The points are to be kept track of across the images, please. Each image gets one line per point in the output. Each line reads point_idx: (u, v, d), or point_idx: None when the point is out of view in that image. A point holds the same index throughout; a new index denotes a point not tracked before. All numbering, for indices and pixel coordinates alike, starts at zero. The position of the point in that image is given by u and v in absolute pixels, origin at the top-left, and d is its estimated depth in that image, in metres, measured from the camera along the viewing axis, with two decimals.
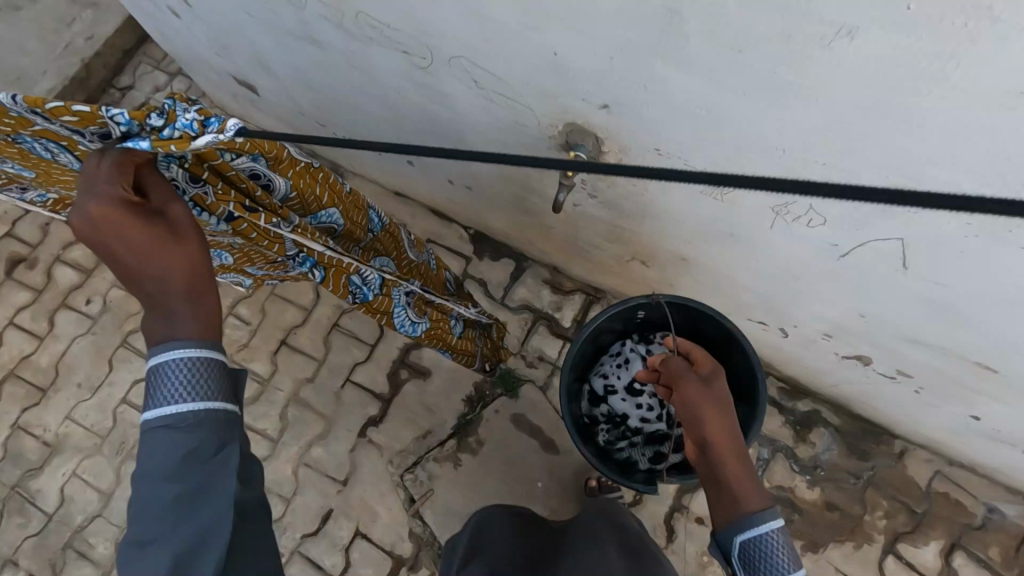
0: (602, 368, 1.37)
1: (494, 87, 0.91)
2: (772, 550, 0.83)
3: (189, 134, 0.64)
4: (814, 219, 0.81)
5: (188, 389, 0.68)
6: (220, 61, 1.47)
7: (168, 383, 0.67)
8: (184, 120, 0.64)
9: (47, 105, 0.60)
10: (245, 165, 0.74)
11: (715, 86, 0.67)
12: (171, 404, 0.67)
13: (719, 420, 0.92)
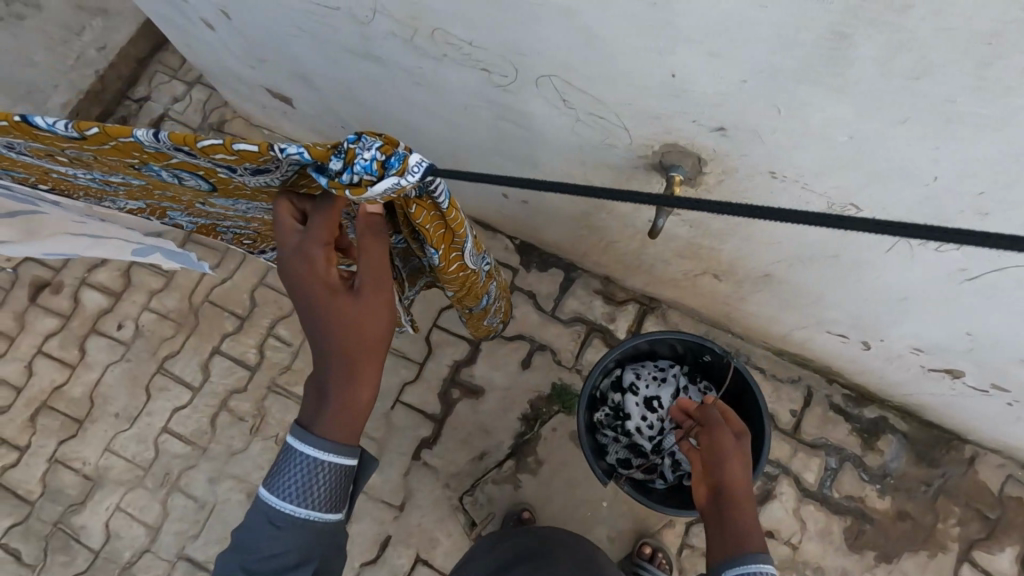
0: (639, 367, 1.31)
1: (587, 107, 0.85)
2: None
3: (368, 176, 0.64)
4: (947, 243, 0.76)
5: (303, 487, 0.73)
6: (256, 74, 1.39)
7: (290, 479, 0.73)
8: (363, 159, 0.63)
9: (200, 143, 0.62)
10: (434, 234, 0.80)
11: (871, 113, 0.62)
12: (283, 500, 0.73)
13: (743, 471, 0.92)
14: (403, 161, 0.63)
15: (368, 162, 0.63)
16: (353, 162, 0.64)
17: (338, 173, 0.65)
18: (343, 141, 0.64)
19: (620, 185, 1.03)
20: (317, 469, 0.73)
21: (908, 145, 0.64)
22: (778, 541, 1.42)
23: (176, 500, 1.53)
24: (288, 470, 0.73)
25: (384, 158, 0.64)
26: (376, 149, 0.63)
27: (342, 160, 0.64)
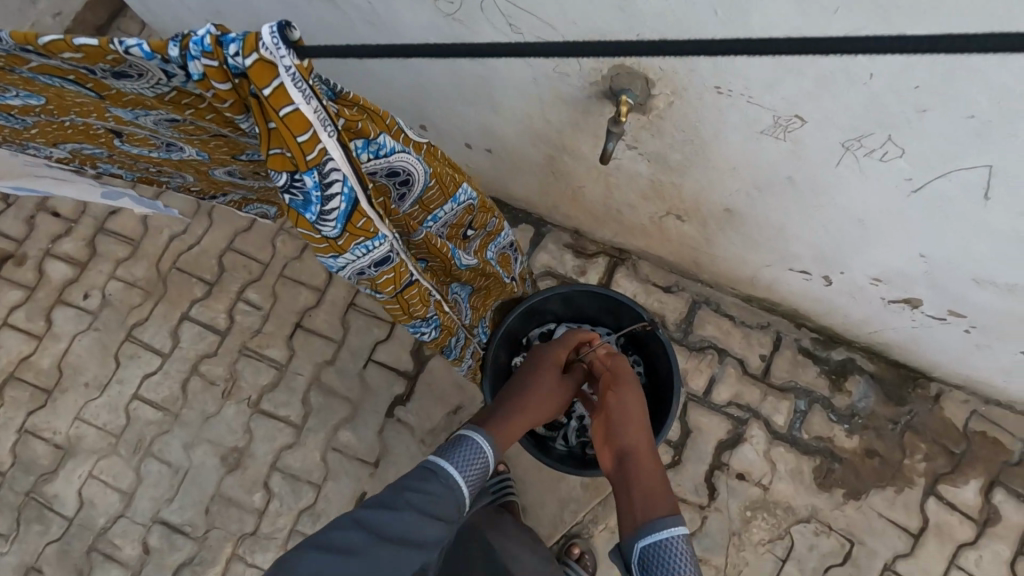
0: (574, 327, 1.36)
1: (534, 32, 0.85)
2: (672, 556, 0.88)
3: (211, 58, 0.57)
4: (890, 151, 0.76)
5: (468, 468, 0.94)
6: (212, 30, 1.38)
7: (467, 455, 0.95)
8: (195, 35, 0.56)
9: (43, 39, 0.57)
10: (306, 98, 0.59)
11: (806, 4, 0.62)
12: (457, 471, 0.93)
13: (641, 433, 1.04)
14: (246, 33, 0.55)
15: (198, 36, 0.56)
16: (186, 40, 0.56)
17: (185, 64, 0.58)
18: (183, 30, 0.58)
19: (579, 119, 1.03)
20: (480, 466, 0.96)
21: (847, 37, 0.64)
22: (750, 482, 1.44)
23: (150, 465, 1.52)
24: (462, 449, 0.95)
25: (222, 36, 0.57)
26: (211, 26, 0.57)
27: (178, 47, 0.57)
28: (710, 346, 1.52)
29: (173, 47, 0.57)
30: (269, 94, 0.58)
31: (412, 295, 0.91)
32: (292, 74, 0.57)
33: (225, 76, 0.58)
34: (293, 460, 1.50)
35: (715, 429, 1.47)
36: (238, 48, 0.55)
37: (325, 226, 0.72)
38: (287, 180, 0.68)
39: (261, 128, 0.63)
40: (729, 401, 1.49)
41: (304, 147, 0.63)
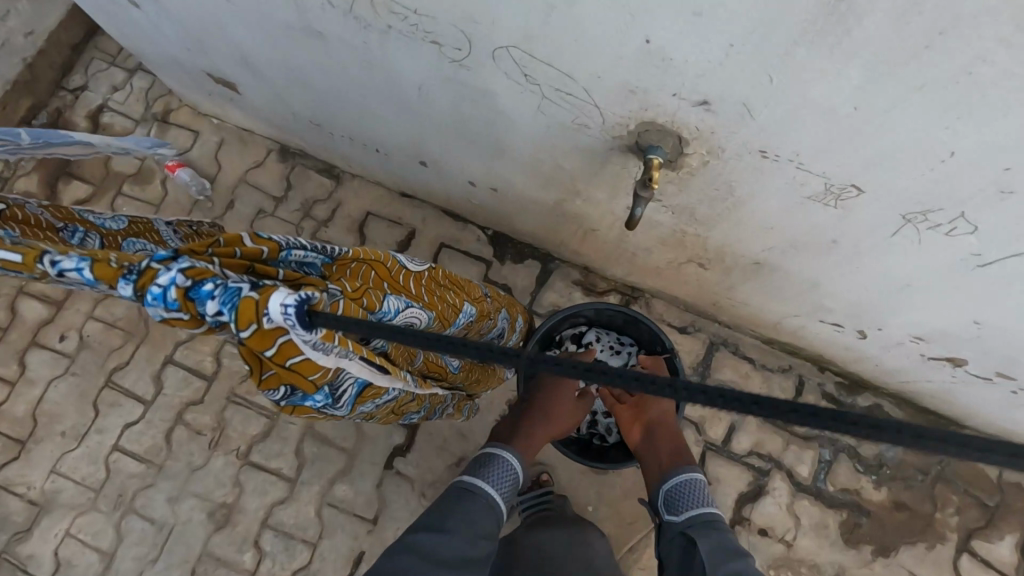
0: (603, 331, 1.31)
1: (552, 84, 0.75)
2: (698, 495, 1.02)
3: (186, 310, 0.58)
4: (960, 228, 0.67)
5: (501, 483, 0.99)
6: (194, 58, 1.27)
7: (496, 472, 1.00)
8: (158, 289, 0.56)
9: None
10: (320, 350, 0.61)
11: (880, 80, 0.53)
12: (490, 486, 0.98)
13: (666, 410, 1.17)
14: (236, 296, 0.57)
15: (165, 293, 0.56)
16: (146, 290, 0.56)
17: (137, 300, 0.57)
18: (135, 262, 0.56)
19: (595, 168, 0.94)
20: (512, 480, 1.01)
21: (927, 115, 0.55)
22: (772, 539, 1.36)
23: (132, 523, 1.41)
24: (493, 466, 1.00)
25: (189, 286, 0.56)
26: (184, 272, 0.56)
27: (132, 286, 0.56)
28: (728, 391, 1.43)
29: (133, 292, 0.56)
30: (275, 352, 0.61)
31: (409, 404, 0.88)
32: (309, 341, 0.59)
33: (195, 318, 0.59)
34: (286, 516, 1.40)
35: (735, 480, 1.39)
36: (234, 319, 0.57)
37: (328, 408, 0.75)
38: (288, 393, 0.70)
39: (254, 367, 0.65)
40: (749, 450, 1.40)
41: (315, 380, 0.66)
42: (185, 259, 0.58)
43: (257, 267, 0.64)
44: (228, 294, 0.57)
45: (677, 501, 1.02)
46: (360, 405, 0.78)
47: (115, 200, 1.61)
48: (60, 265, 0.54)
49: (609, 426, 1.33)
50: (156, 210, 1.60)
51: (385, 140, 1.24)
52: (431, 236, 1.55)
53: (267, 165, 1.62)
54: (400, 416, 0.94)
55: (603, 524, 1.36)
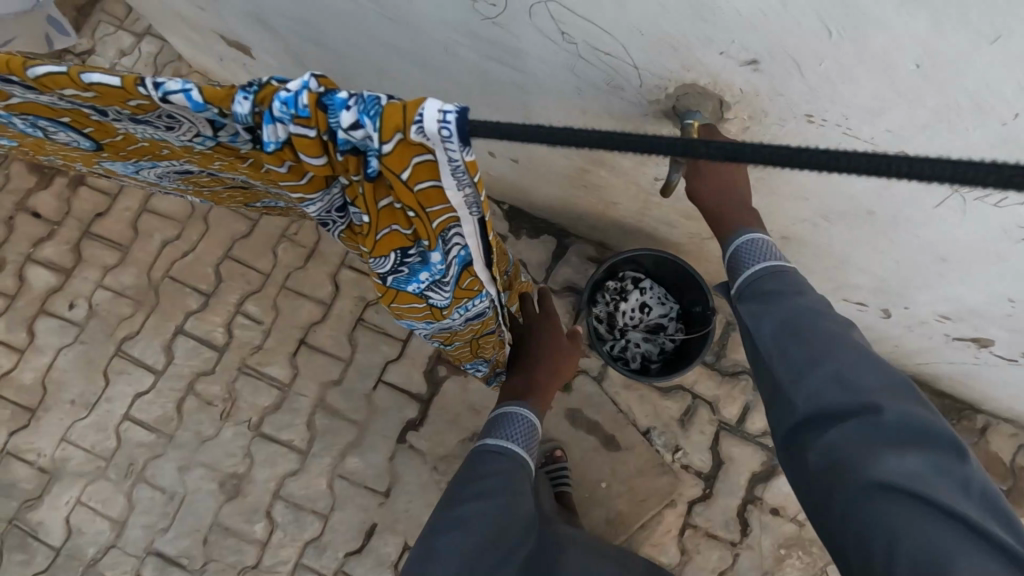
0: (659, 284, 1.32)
1: (590, 41, 0.72)
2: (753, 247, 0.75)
3: (303, 118, 0.49)
4: (1010, 196, 0.65)
5: (519, 435, 0.97)
6: (206, 18, 1.23)
7: (512, 428, 0.97)
8: (286, 95, 0.48)
9: (42, 75, 0.50)
10: (466, 204, 0.55)
11: (957, 27, 0.49)
12: (510, 443, 0.95)
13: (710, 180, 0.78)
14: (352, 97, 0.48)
15: (297, 97, 0.48)
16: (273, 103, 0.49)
17: (255, 122, 0.51)
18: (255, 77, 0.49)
19: (627, 136, 0.91)
20: (526, 428, 0.98)
21: (992, 70, 0.51)
22: (785, 518, 1.35)
23: (142, 492, 1.41)
24: (511, 422, 0.98)
25: (321, 92, 0.48)
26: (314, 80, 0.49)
27: (253, 102, 0.49)
28: (743, 371, 1.42)
29: (255, 106, 0.49)
30: (409, 175, 0.52)
31: (486, 341, 0.93)
32: (462, 183, 0.52)
33: (320, 145, 0.52)
34: (297, 487, 1.40)
35: (748, 460, 1.38)
36: (378, 129, 0.48)
37: (433, 291, 0.72)
38: (399, 254, 0.66)
39: (372, 219, 0.60)
40: (764, 431, 1.39)
41: (434, 223, 0.59)
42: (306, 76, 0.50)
43: None
44: (368, 103, 0.48)
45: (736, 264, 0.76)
46: (457, 293, 0.74)
47: None
48: (165, 85, 0.48)
49: (637, 355, 1.29)
50: None
51: None
52: None
53: None
54: (472, 358, 1.01)
55: (616, 501, 1.36)
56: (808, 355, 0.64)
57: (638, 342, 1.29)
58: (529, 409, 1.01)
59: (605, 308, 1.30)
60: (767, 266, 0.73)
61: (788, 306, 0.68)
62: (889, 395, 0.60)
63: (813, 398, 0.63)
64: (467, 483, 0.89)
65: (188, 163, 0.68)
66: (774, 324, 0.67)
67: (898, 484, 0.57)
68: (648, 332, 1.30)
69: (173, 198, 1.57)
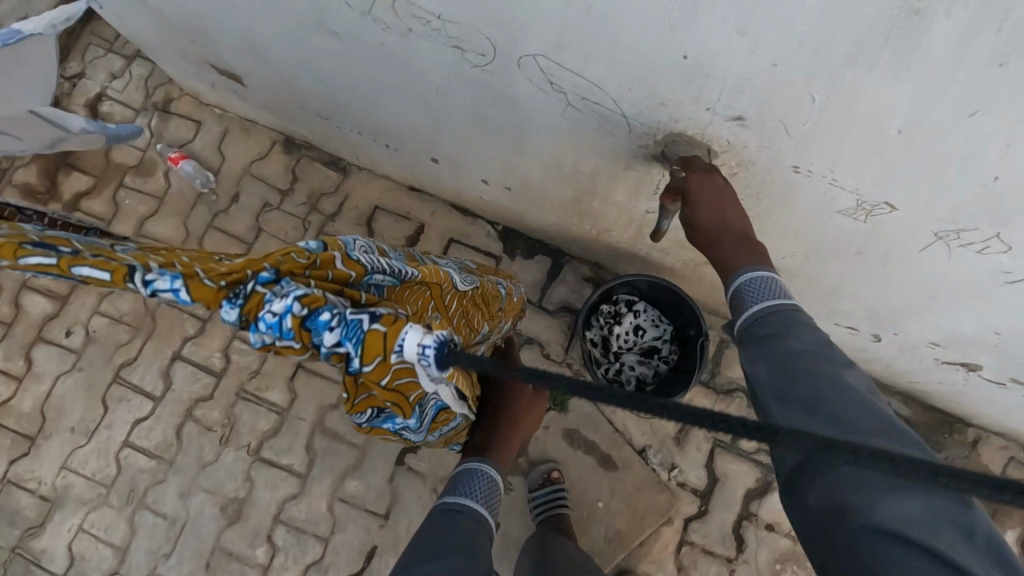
0: (653, 306, 1.33)
1: (578, 91, 0.72)
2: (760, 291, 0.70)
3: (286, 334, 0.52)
4: (993, 245, 0.66)
5: (481, 490, 0.97)
6: (198, 49, 1.23)
7: (473, 481, 0.98)
8: (272, 316, 0.50)
9: (31, 263, 0.46)
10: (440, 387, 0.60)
11: (940, 99, 0.50)
12: (471, 497, 0.96)
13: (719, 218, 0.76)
14: (339, 318, 0.52)
15: (281, 321, 0.51)
16: (263, 314, 0.51)
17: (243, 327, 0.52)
18: (241, 286, 0.51)
19: (618, 174, 0.91)
20: (488, 481, 0.99)
21: (975, 138, 0.52)
22: (780, 534, 1.37)
23: (144, 518, 1.42)
24: (471, 476, 0.98)
25: (303, 313, 0.51)
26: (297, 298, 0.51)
27: (239, 309, 0.51)
28: (737, 388, 1.44)
29: (242, 316, 0.51)
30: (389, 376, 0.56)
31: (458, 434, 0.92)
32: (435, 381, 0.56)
33: (306, 348, 0.54)
34: (297, 511, 1.41)
35: (744, 476, 1.40)
36: (358, 353, 0.53)
37: (407, 430, 0.71)
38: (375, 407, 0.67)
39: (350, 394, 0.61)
40: (758, 447, 1.41)
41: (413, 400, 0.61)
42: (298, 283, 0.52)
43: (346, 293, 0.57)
44: (351, 327, 0.52)
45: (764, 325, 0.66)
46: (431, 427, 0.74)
47: (117, 192, 1.59)
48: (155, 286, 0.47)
49: (631, 378, 1.30)
50: (160, 203, 1.59)
51: (396, 137, 1.21)
52: (439, 230, 1.54)
53: (271, 156, 1.60)
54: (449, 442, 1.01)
55: (613, 520, 1.37)
56: (810, 394, 0.58)
57: (632, 365, 1.29)
58: (491, 464, 1.01)
59: (599, 331, 1.32)
60: (770, 305, 0.68)
61: (784, 352, 0.62)
62: (888, 438, 0.54)
63: (811, 442, 0.57)
64: (425, 540, 0.87)
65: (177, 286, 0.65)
66: (774, 357, 0.62)
67: (898, 527, 0.54)
68: (642, 354, 1.31)
69: (167, 223, 1.58)
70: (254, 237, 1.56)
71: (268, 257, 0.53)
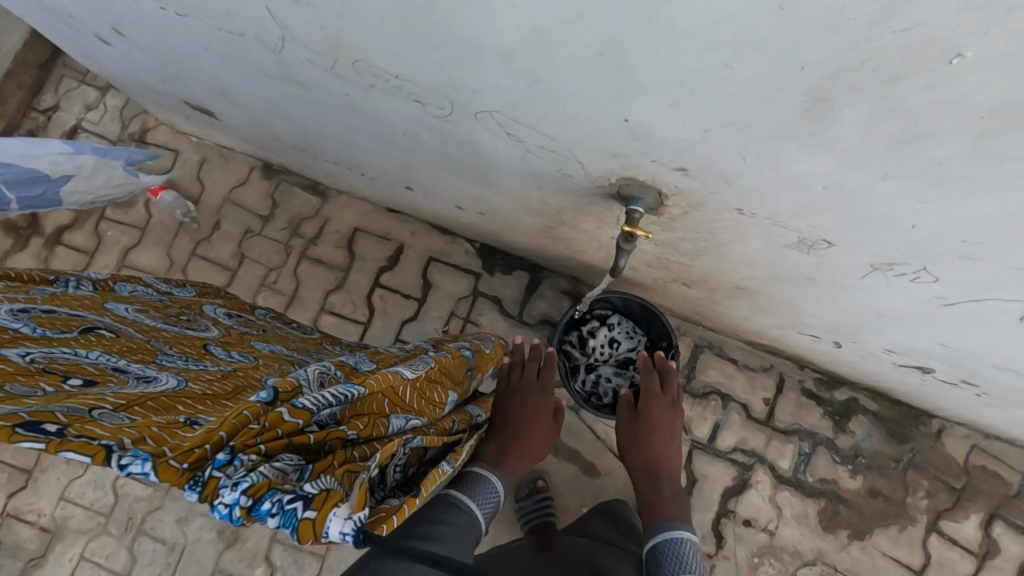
0: (625, 319, 1.38)
1: (536, 141, 0.76)
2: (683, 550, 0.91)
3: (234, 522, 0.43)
4: (922, 276, 0.71)
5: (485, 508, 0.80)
6: (169, 88, 1.24)
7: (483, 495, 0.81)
8: (223, 509, 0.42)
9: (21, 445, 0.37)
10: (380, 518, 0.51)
11: (854, 165, 0.54)
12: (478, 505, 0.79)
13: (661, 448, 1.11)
14: (283, 509, 0.43)
15: (230, 515, 0.42)
16: (215, 504, 0.42)
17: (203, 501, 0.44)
18: (200, 474, 0.43)
19: (583, 208, 0.95)
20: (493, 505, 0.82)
21: (894, 192, 0.56)
22: (758, 528, 1.43)
23: (144, 544, 1.46)
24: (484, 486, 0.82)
25: (249, 507, 0.42)
26: (242, 490, 0.42)
27: (197, 496, 0.43)
28: (713, 391, 1.49)
29: (200, 503, 0.43)
30: None
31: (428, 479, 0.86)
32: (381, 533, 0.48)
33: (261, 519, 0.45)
34: None
35: (721, 476, 1.46)
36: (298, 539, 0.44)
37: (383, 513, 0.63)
38: None
39: None
40: (734, 446, 1.47)
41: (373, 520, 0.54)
42: (249, 462, 0.44)
43: (296, 440, 0.48)
44: (288, 515, 0.43)
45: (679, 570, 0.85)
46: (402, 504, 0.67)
47: (99, 224, 1.61)
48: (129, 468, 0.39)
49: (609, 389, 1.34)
50: (142, 233, 1.61)
51: (372, 169, 1.24)
52: (419, 250, 1.57)
53: (250, 183, 1.62)
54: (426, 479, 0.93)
55: None
56: None
57: (609, 377, 1.34)
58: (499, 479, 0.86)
59: (576, 346, 1.37)
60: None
61: None
62: None
63: None
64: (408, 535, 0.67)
65: (188, 368, 0.57)
66: None
67: None
68: (618, 366, 1.35)
69: (151, 253, 1.60)
70: (238, 264, 1.59)
71: (222, 424, 0.45)
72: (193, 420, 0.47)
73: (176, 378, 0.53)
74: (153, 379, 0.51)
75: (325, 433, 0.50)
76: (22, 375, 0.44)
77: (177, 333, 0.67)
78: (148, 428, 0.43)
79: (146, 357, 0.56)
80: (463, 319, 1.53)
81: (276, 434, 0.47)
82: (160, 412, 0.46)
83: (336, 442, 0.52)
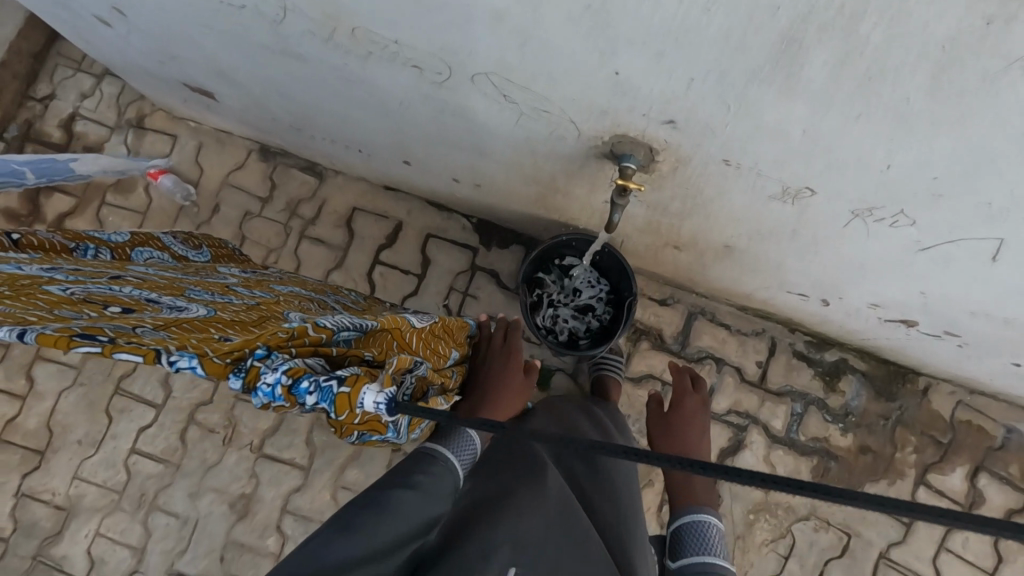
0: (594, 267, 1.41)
1: (531, 103, 0.79)
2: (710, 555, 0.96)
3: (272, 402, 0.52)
4: (900, 219, 0.75)
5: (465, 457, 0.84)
6: (167, 70, 1.26)
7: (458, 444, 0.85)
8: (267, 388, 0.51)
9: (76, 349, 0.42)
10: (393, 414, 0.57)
11: (827, 109, 0.58)
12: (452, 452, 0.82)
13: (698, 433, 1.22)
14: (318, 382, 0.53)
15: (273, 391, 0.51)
16: (256, 386, 0.51)
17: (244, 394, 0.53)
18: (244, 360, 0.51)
19: (575, 172, 0.99)
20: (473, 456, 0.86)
21: (866, 134, 0.59)
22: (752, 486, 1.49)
23: (157, 519, 1.50)
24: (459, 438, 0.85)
25: (290, 384, 0.52)
26: (283, 370, 0.52)
27: (241, 380, 0.51)
28: (707, 356, 1.54)
29: (243, 388, 0.51)
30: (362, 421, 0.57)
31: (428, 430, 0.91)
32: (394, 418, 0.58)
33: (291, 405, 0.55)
34: (303, 501, 1.49)
35: (716, 437, 1.50)
36: (332, 412, 0.55)
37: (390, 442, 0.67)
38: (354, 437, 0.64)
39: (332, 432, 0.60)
40: (728, 409, 1.52)
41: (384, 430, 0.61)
42: (284, 355, 0.53)
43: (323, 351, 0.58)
44: (325, 390, 0.54)
45: (681, 540, 0.94)
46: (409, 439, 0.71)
47: (100, 210, 1.64)
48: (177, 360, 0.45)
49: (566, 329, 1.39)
50: (143, 218, 1.64)
51: (369, 145, 1.27)
52: (416, 226, 1.60)
53: (248, 166, 1.65)
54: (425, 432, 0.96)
55: None
56: None
57: (567, 318, 1.39)
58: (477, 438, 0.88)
59: (540, 285, 1.40)
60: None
61: None
62: None
63: None
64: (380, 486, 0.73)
65: (212, 301, 0.60)
66: None
67: None
68: (577, 310, 1.40)
69: None
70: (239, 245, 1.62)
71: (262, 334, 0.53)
72: (227, 335, 0.51)
73: (206, 308, 0.57)
74: (184, 309, 0.54)
75: (345, 350, 0.60)
76: (66, 303, 0.48)
77: (198, 280, 0.71)
78: (188, 341, 0.48)
79: (174, 293, 0.60)
80: (461, 293, 1.57)
81: (306, 342, 0.56)
82: (196, 331, 0.50)
83: (355, 361, 0.60)
